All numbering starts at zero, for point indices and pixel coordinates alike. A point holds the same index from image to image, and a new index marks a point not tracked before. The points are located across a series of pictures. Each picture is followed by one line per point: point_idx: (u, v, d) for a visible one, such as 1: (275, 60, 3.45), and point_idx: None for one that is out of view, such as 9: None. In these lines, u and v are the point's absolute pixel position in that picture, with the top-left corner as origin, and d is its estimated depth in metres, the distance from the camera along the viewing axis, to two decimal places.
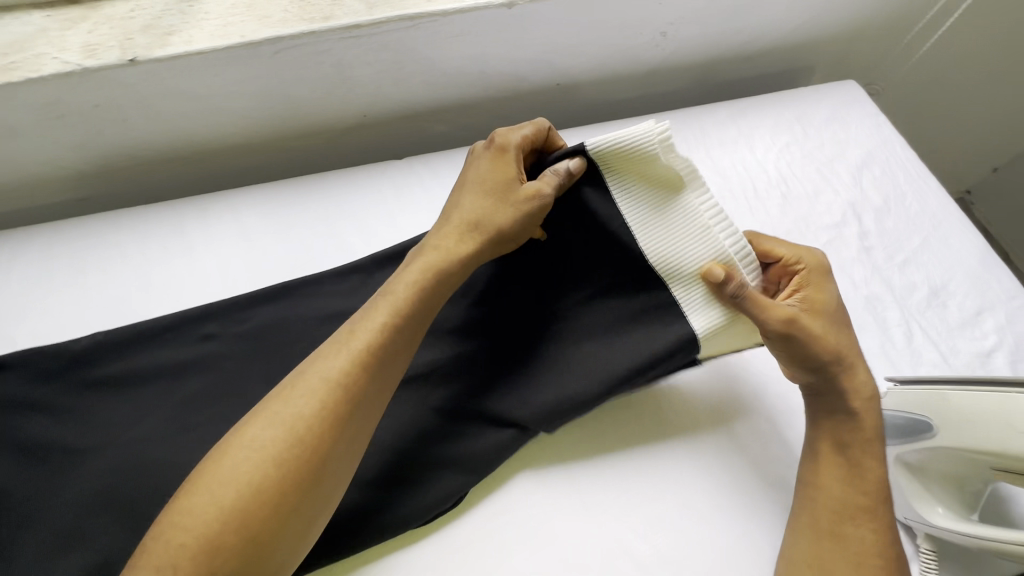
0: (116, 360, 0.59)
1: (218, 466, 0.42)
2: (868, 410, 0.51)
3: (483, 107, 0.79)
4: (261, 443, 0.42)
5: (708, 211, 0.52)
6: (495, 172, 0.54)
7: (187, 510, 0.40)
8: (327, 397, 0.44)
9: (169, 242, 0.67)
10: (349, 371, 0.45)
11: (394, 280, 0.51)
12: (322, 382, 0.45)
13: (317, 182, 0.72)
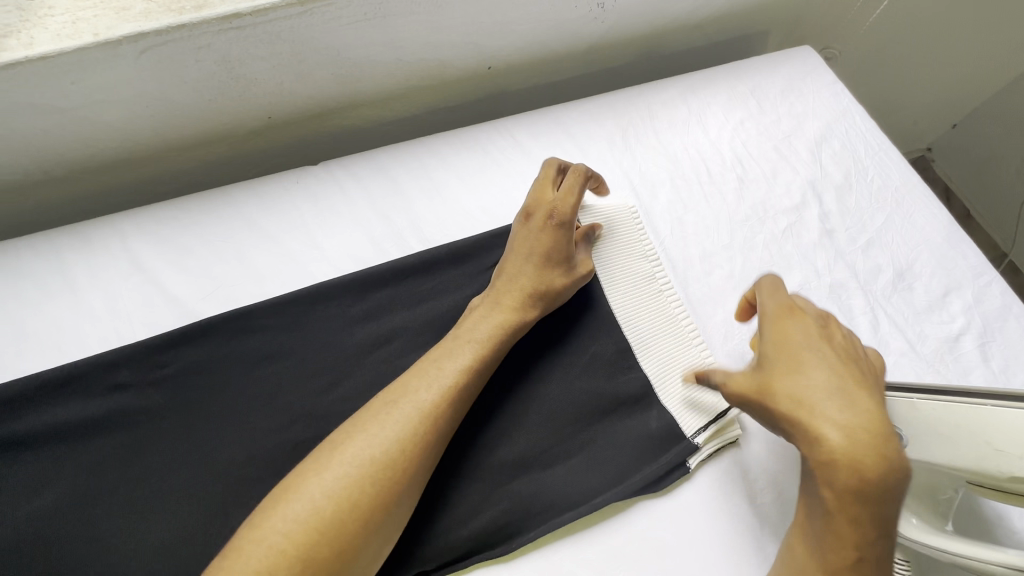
0: (11, 419, 0.51)
1: (313, 478, 0.43)
2: (848, 467, 0.40)
3: (408, 98, 0.71)
4: (359, 460, 0.44)
5: (660, 281, 0.61)
6: (551, 235, 0.56)
7: (277, 519, 0.41)
8: (419, 425, 0.46)
9: (49, 280, 0.58)
10: (440, 402, 0.48)
11: (472, 324, 0.53)
12: (415, 411, 0.47)
13: (221, 197, 0.63)
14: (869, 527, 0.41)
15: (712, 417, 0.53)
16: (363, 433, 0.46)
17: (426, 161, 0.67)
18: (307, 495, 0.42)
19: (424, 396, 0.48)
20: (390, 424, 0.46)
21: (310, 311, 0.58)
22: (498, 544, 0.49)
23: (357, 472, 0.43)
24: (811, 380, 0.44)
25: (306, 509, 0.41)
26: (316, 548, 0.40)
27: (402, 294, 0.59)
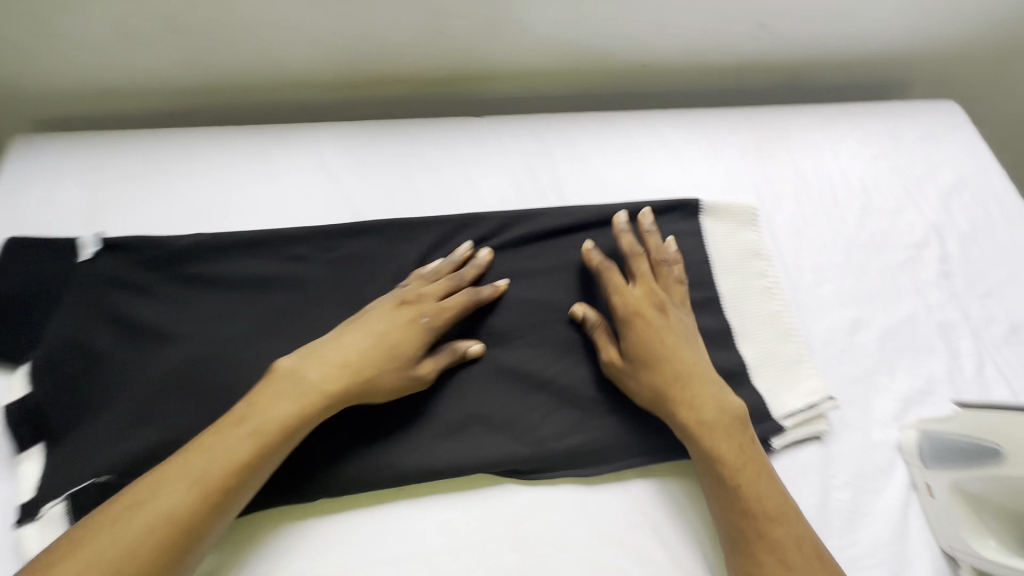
0: (214, 262, 0.62)
1: (189, 461, 0.46)
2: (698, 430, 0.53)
3: (568, 78, 0.80)
4: (224, 452, 0.47)
5: (772, 277, 0.66)
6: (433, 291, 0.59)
7: (146, 493, 0.44)
8: (267, 436, 0.48)
9: (255, 163, 0.69)
10: (288, 419, 0.49)
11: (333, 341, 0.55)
12: (274, 422, 0.49)
13: (399, 128, 0.74)
14: (749, 475, 0.52)
15: (806, 406, 0.58)
16: (316, 372, 0.52)
17: (575, 134, 0.75)
18: (246, 438, 0.48)
19: (347, 349, 0.54)
20: (319, 371, 0.52)
21: (457, 235, 0.66)
22: (586, 465, 0.56)
23: (281, 418, 0.49)
24: (681, 354, 0.57)
25: (232, 446, 0.47)
26: (238, 471, 0.47)
27: (536, 237, 0.67)
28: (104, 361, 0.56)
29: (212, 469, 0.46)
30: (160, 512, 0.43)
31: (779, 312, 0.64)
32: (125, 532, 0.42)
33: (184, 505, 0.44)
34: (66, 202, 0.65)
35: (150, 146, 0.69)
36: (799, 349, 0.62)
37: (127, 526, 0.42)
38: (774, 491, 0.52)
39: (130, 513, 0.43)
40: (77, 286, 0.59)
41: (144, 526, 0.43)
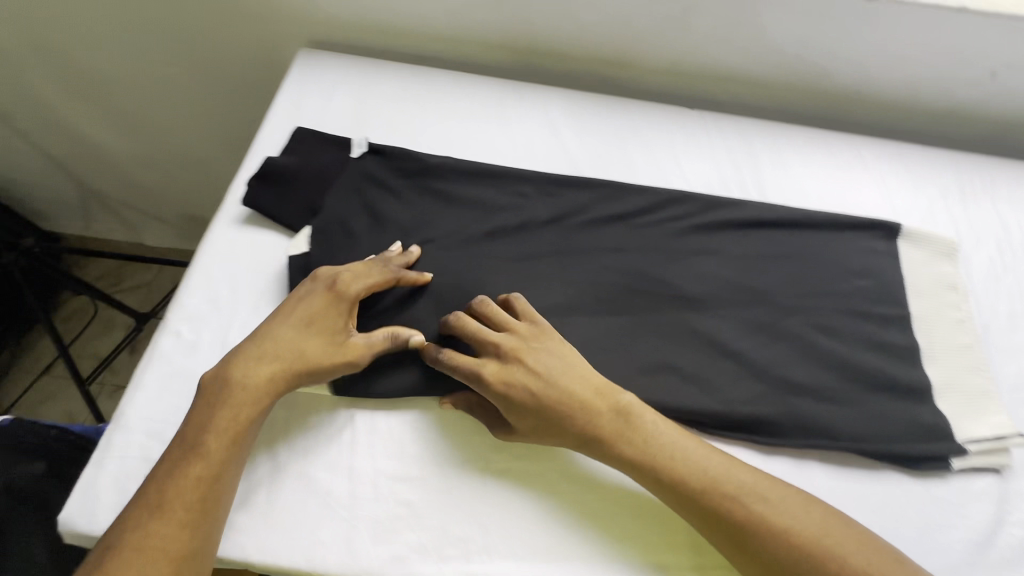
0: (454, 182, 0.71)
1: (196, 429, 0.50)
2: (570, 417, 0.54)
3: (777, 91, 0.84)
4: (209, 426, 0.50)
5: (965, 310, 0.68)
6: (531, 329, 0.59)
7: (169, 472, 0.48)
8: (236, 406, 0.51)
9: (492, 109, 0.78)
10: (244, 382, 0.52)
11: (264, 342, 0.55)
12: (241, 391, 0.52)
13: (618, 105, 0.81)
14: (652, 456, 0.53)
15: (992, 437, 0.60)
16: (306, 336, 0.55)
17: (779, 141, 0.79)
18: (267, 361, 0.54)
19: (309, 339, 0.55)
20: (307, 333, 0.55)
21: (665, 206, 0.71)
22: (764, 434, 0.60)
23: (273, 360, 0.54)
24: (579, 397, 0.55)
25: (246, 381, 0.52)
26: (255, 394, 0.52)
27: (737, 225, 0.71)
28: (359, 241, 0.65)
29: (235, 403, 0.52)
30: (225, 440, 0.50)
31: (969, 344, 0.66)
32: (212, 452, 0.49)
33: (190, 475, 0.48)
34: (338, 108, 0.76)
35: (406, 77, 0.80)
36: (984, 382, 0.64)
37: (205, 454, 0.49)
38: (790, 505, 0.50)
39: (208, 437, 0.50)
40: (348, 177, 0.68)
41: (214, 454, 0.49)
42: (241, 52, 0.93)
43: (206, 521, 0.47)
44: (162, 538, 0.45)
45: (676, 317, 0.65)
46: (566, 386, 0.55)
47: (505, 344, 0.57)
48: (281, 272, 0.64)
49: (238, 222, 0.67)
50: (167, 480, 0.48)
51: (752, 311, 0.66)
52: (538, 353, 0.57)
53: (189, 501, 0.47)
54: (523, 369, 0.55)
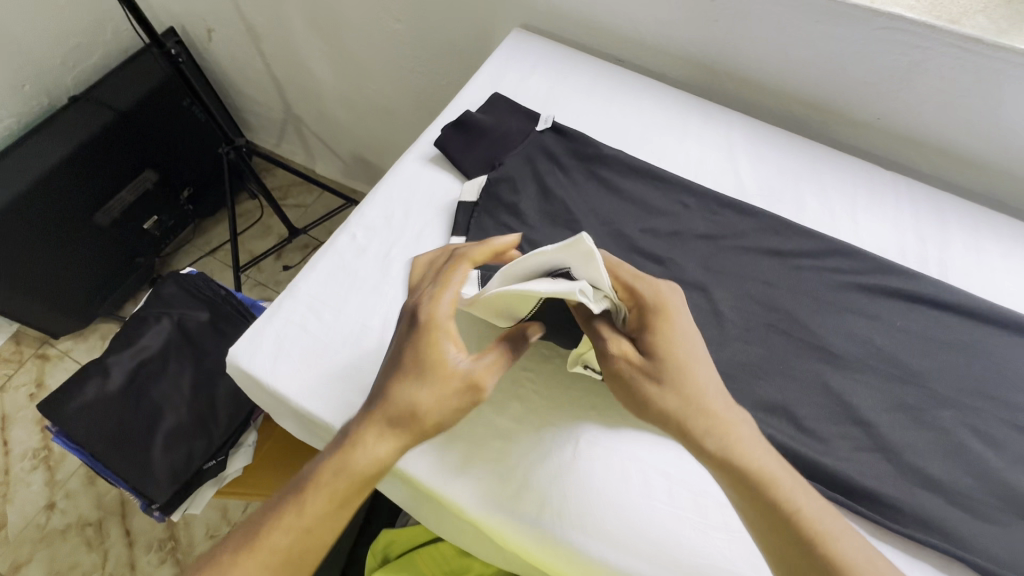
0: (622, 176, 0.74)
1: (299, 492, 0.47)
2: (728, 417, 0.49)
3: (991, 174, 0.76)
4: (309, 493, 0.46)
5: None
6: None
7: (262, 530, 0.46)
8: (340, 483, 0.46)
9: (674, 119, 0.80)
10: (353, 456, 0.47)
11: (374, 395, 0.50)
12: (348, 467, 0.47)
13: (801, 145, 0.78)
14: (734, 455, 0.47)
15: None
16: (414, 355, 0.50)
17: (979, 226, 0.72)
18: (361, 423, 0.48)
19: (416, 358, 0.50)
20: (414, 359, 0.50)
21: (830, 255, 0.68)
22: (878, 516, 0.54)
23: (357, 428, 0.48)
24: (696, 369, 0.51)
25: (322, 466, 0.47)
26: (375, 473, 0.47)
27: (907, 296, 0.66)
28: (524, 202, 0.70)
29: (315, 484, 0.46)
30: (298, 514, 0.46)
31: None
32: (303, 511, 0.46)
33: (274, 537, 0.45)
34: (533, 85, 0.82)
35: (600, 73, 0.85)
36: None
37: (279, 519, 0.46)
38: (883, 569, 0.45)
39: (305, 498, 0.46)
40: (528, 146, 0.74)
41: (288, 527, 0.45)
42: (460, 22, 1.03)
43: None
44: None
45: (812, 368, 0.62)
46: (690, 352, 0.52)
47: (641, 303, 0.54)
48: (447, 209, 0.71)
49: (425, 159, 0.75)
50: (260, 527, 0.46)
51: (899, 388, 0.61)
52: (676, 322, 0.53)
53: (258, 559, 0.44)
54: (655, 330, 0.52)
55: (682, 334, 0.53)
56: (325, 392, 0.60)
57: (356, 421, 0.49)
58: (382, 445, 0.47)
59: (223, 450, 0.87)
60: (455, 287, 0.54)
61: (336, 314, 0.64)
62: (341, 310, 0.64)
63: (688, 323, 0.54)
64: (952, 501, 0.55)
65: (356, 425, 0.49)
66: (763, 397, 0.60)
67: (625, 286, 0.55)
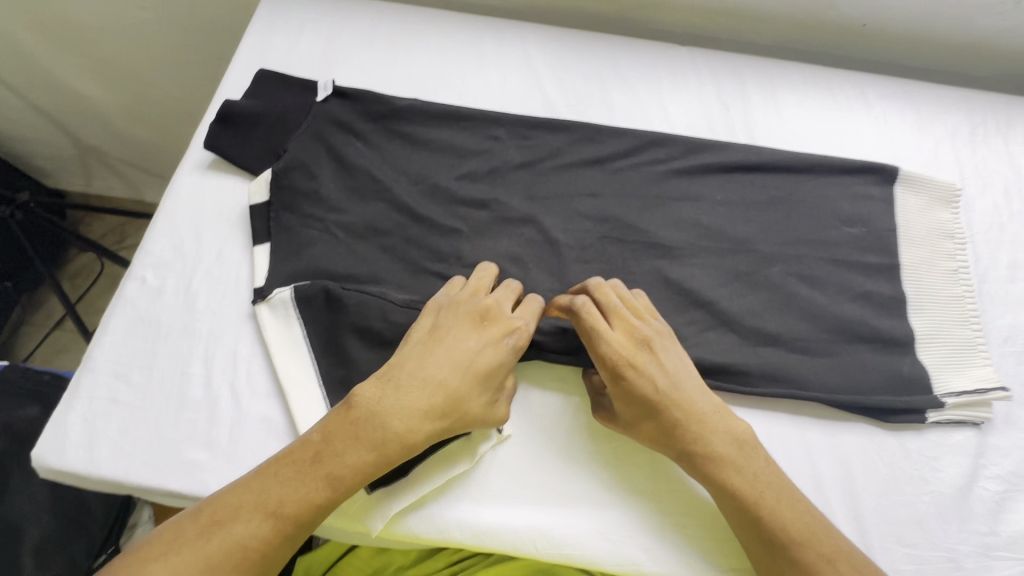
0: (423, 126, 0.68)
1: (339, 463, 0.47)
2: (732, 447, 0.51)
3: (777, 26, 0.77)
4: (348, 470, 0.47)
5: (959, 259, 0.63)
6: (643, 340, 0.54)
7: (294, 492, 0.45)
8: (376, 470, 0.48)
9: (466, 49, 0.74)
10: (397, 447, 0.48)
11: (429, 374, 0.50)
12: (388, 454, 0.48)
13: (600, 42, 0.75)
14: (699, 465, 0.51)
15: (972, 390, 0.57)
16: (485, 360, 0.52)
17: (774, 80, 0.74)
18: (406, 413, 0.48)
19: (491, 369, 0.52)
20: (482, 364, 0.51)
21: (646, 149, 0.68)
22: (732, 384, 0.57)
23: (399, 418, 0.48)
24: (679, 408, 0.51)
25: (358, 453, 0.47)
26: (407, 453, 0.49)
27: (722, 169, 0.67)
28: (325, 186, 0.64)
29: (347, 465, 0.47)
30: (324, 487, 0.46)
31: (962, 295, 0.61)
32: (337, 480, 0.46)
33: (305, 504, 0.45)
34: (305, 50, 0.73)
35: (376, 17, 0.76)
36: (974, 336, 0.60)
37: (303, 488, 0.46)
38: (794, 512, 0.49)
39: (337, 469, 0.46)
40: (312, 121, 0.66)
41: (310, 496, 0.46)
42: None
43: (286, 543, 0.45)
44: (233, 554, 0.43)
45: (650, 267, 0.62)
46: (669, 396, 0.52)
47: (606, 362, 0.53)
48: (242, 218, 0.64)
49: (203, 167, 0.66)
50: (284, 488, 0.45)
51: (731, 259, 0.63)
52: (641, 374, 0.52)
53: (273, 522, 0.44)
54: (621, 390, 0.52)
55: (648, 386, 0.52)
56: (160, 460, 0.53)
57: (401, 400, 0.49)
58: (420, 431, 0.49)
59: (111, 540, 0.81)
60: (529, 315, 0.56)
61: (149, 372, 0.57)
62: (153, 367, 0.57)
63: (656, 368, 0.52)
64: (792, 348, 0.59)
65: (413, 414, 0.48)
66: None
67: (588, 342, 0.54)
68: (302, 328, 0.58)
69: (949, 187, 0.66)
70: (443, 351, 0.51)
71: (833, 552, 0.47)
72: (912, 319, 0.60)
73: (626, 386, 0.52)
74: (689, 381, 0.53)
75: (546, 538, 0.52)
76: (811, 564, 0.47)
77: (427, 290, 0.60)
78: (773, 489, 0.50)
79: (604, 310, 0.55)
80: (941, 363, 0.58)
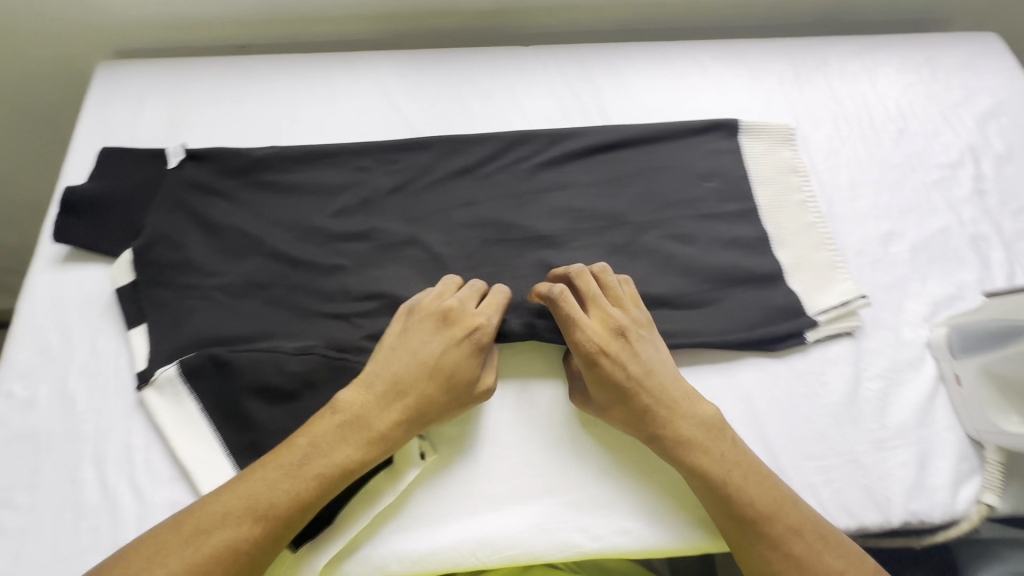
0: (288, 171, 0.67)
1: (326, 461, 0.49)
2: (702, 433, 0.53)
3: (609, 12, 0.82)
4: (334, 468, 0.49)
5: (804, 190, 0.69)
6: (618, 330, 0.56)
7: (281, 492, 0.47)
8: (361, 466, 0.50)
9: (318, 87, 0.74)
10: (380, 441, 0.51)
11: (403, 372, 0.53)
12: (373, 449, 0.51)
13: (449, 57, 0.77)
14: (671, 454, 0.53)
15: (837, 304, 0.62)
16: (452, 359, 0.54)
17: (617, 62, 0.78)
18: (386, 410, 0.52)
19: (458, 374, 0.54)
20: (450, 364, 0.54)
21: (510, 149, 0.70)
22: None
23: (381, 413, 0.52)
24: (651, 391, 0.54)
25: (345, 450, 0.50)
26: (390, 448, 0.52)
27: (585, 152, 0.70)
28: (194, 252, 0.62)
29: (335, 464, 0.49)
30: (314, 486, 0.48)
31: (812, 221, 0.67)
32: (325, 478, 0.49)
33: (291, 504, 0.47)
34: (150, 120, 0.71)
35: (220, 73, 0.75)
36: (831, 255, 0.66)
37: (294, 487, 0.48)
38: (763, 487, 0.51)
39: (325, 467, 0.49)
40: (168, 190, 0.64)
41: (300, 495, 0.48)
42: None
43: (274, 545, 0.47)
44: (220, 557, 0.44)
45: (535, 260, 0.64)
46: (644, 379, 0.55)
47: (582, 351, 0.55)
48: (113, 304, 0.61)
49: (59, 262, 0.62)
50: (274, 490, 0.47)
51: (608, 236, 0.66)
52: (619, 365, 0.55)
53: (261, 523, 0.46)
54: (597, 374, 0.54)
55: (621, 371, 0.54)
56: None
57: (381, 394, 0.52)
58: (399, 427, 0.52)
59: None
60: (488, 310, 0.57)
61: (36, 489, 0.53)
62: (39, 483, 0.53)
63: (633, 360, 0.55)
64: (678, 305, 0.63)
65: (392, 408, 0.52)
66: None
67: (567, 329, 0.56)
68: (196, 403, 0.55)
69: (783, 128, 0.72)
70: (414, 351, 0.54)
71: (800, 523, 0.50)
72: (776, 253, 0.66)
73: (603, 370, 0.54)
74: (665, 367, 0.56)
75: (483, 544, 0.52)
76: (778, 534, 0.49)
77: (321, 332, 0.59)
78: (744, 467, 0.52)
79: (585, 297, 0.58)
80: (808, 286, 0.64)
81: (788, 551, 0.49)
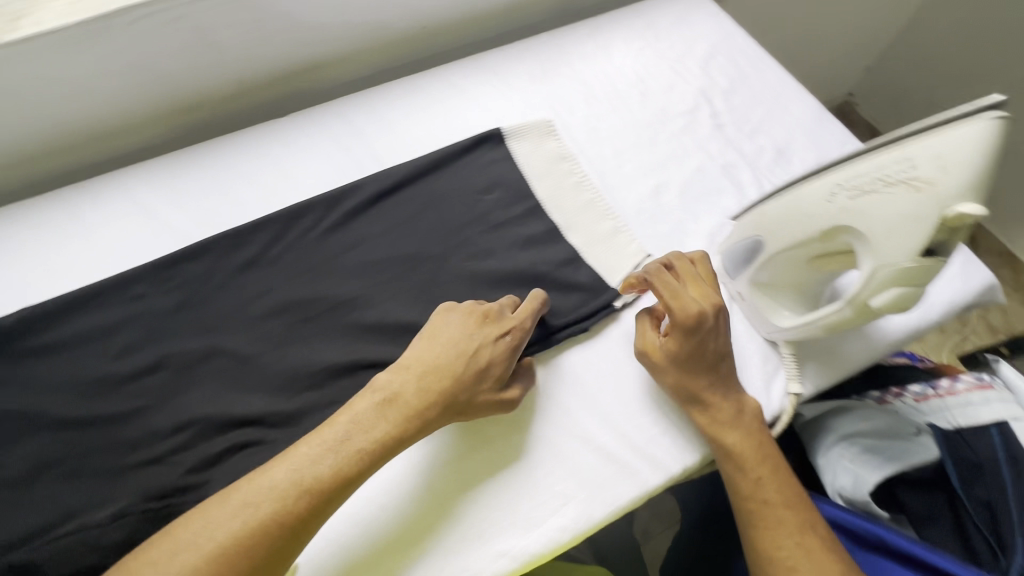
0: (51, 328, 0.61)
1: (364, 435, 0.51)
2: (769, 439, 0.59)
3: (354, 59, 0.84)
4: (368, 443, 0.51)
5: (575, 173, 0.74)
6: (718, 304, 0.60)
7: (319, 465, 0.49)
8: (395, 446, 0.52)
9: (65, 224, 0.68)
10: (411, 418, 0.53)
11: (445, 361, 0.56)
12: (406, 431, 0.52)
13: (202, 151, 0.74)
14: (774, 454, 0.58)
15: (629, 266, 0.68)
16: (496, 356, 0.57)
17: (376, 106, 0.79)
18: (420, 392, 0.54)
19: (498, 376, 0.57)
20: (495, 360, 0.57)
21: (291, 225, 0.69)
22: None
23: (415, 389, 0.54)
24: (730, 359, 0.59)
25: (382, 425, 0.52)
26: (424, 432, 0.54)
27: (366, 204, 0.70)
28: None
29: (374, 438, 0.51)
30: (356, 460, 0.50)
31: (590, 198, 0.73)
32: (364, 453, 0.50)
33: (330, 480, 0.48)
34: None
35: None
36: (614, 224, 0.71)
37: (334, 459, 0.49)
38: (786, 483, 0.57)
39: (363, 443, 0.50)
40: None
41: (342, 468, 0.49)
42: None
43: (311, 524, 0.48)
44: (266, 530, 0.46)
45: (346, 326, 0.64)
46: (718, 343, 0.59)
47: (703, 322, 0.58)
48: None
49: None
50: (319, 462, 0.49)
51: (412, 277, 0.67)
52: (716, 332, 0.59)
53: (306, 496, 0.47)
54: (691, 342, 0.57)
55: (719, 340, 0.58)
56: None
57: (420, 373, 0.55)
58: (438, 410, 0.54)
59: None
60: (525, 310, 0.61)
61: None
62: None
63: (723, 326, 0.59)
64: None
65: (432, 394, 0.54)
66: (329, 386, 0.60)
67: (673, 302, 0.58)
68: None
69: (541, 123, 0.77)
70: (460, 343, 0.57)
71: (811, 517, 0.55)
72: (568, 238, 0.70)
73: (698, 337, 0.57)
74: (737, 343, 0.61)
75: None
76: (789, 525, 0.54)
77: (134, 487, 0.54)
78: (774, 459, 0.58)
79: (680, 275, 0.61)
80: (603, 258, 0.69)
81: (805, 542, 0.54)
